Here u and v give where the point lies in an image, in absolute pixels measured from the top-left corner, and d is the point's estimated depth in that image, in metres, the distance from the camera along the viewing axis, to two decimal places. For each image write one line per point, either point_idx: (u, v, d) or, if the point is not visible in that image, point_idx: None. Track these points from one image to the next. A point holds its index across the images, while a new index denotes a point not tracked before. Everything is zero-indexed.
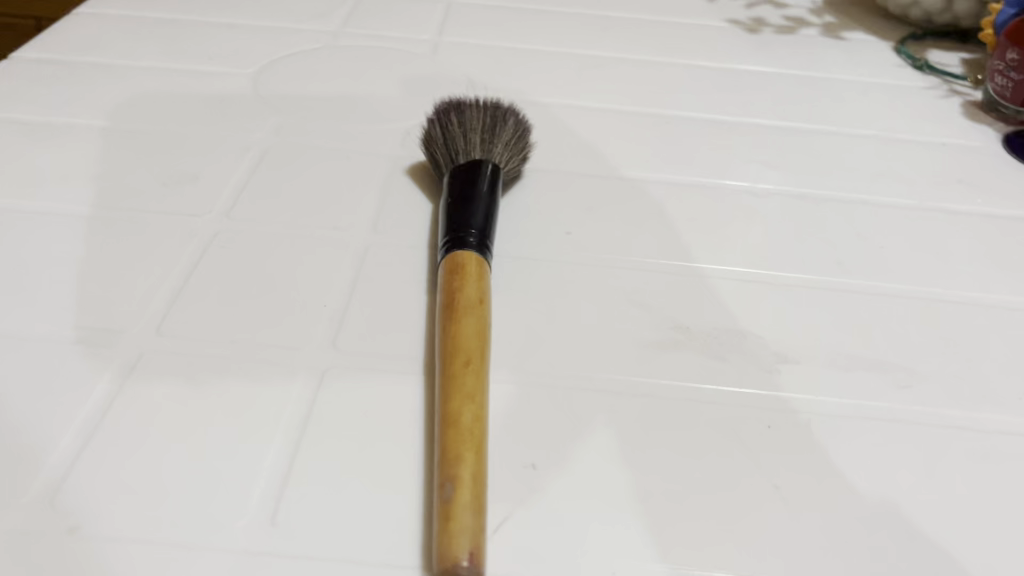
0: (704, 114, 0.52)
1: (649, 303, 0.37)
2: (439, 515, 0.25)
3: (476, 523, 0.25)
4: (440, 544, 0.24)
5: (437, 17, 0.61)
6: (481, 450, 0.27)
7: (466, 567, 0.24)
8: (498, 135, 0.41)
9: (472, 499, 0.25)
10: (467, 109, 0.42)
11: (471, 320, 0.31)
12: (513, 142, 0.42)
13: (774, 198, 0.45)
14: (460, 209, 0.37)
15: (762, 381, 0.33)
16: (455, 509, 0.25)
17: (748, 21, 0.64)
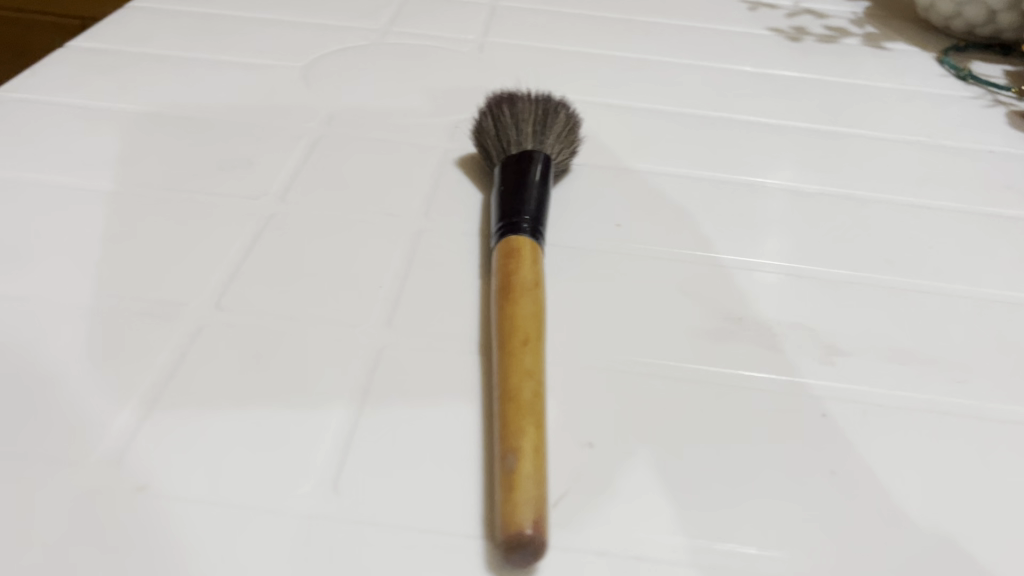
0: (748, 117, 0.53)
1: (700, 294, 0.37)
2: (503, 486, 0.25)
3: (539, 495, 0.25)
4: (505, 513, 0.25)
5: (483, 18, 0.62)
6: (541, 424, 0.27)
7: (531, 536, 0.24)
8: (549, 127, 0.42)
9: (535, 471, 0.25)
10: (519, 102, 0.42)
11: (529, 301, 0.32)
12: (564, 135, 0.42)
13: (820, 198, 0.45)
14: (513, 197, 0.38)
15: (816, 372, 0.33)
16: (519, 480, 0.25)
17: (789, 30, 0.64)
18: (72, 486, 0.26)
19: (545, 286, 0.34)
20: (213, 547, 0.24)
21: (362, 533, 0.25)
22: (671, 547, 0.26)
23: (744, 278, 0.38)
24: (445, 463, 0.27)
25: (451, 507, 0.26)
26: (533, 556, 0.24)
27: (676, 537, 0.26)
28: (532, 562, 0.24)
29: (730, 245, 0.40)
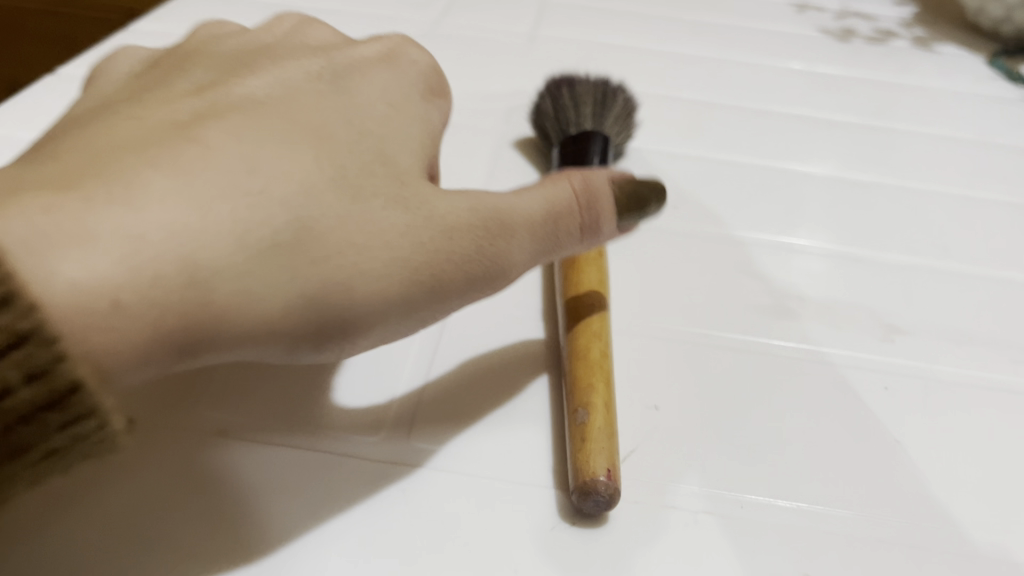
0: (799, 111, 0.53)
1: (759, 273, 0.37)
2: (577, 437, 0.26)
3: (611, 446, 0.26)
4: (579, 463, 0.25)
5: (534, 10, 0.62)
6: (611, 383, 0.28)
7: (603, 483, 0.25)
8: (608, 109, 0.42)
9: (606, 425, 0.26)
10: (578, 85, 0.43)
11: (592, 271, 0.32)
12: (622, 118, 0.42)
13: (874, 186, 0.45)
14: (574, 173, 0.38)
15: (878, 348, 0.33)
16: (591, 431, 0.26)
17: (837, 31, 0.65)
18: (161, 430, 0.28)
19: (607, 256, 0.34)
20: (290, 487, 0.27)
21: (431, 480, 0.27)
22: (739, 505, 0.27)
23: (801, 260, 0.38)
24: (503, 430, 0.29)
25: (517, 457, 0.28)
26: (606, 504, 0.25)
27: (743, 495, 0.27)
28: (606, 509, 0.25)
29: (789, 229, 0.41)
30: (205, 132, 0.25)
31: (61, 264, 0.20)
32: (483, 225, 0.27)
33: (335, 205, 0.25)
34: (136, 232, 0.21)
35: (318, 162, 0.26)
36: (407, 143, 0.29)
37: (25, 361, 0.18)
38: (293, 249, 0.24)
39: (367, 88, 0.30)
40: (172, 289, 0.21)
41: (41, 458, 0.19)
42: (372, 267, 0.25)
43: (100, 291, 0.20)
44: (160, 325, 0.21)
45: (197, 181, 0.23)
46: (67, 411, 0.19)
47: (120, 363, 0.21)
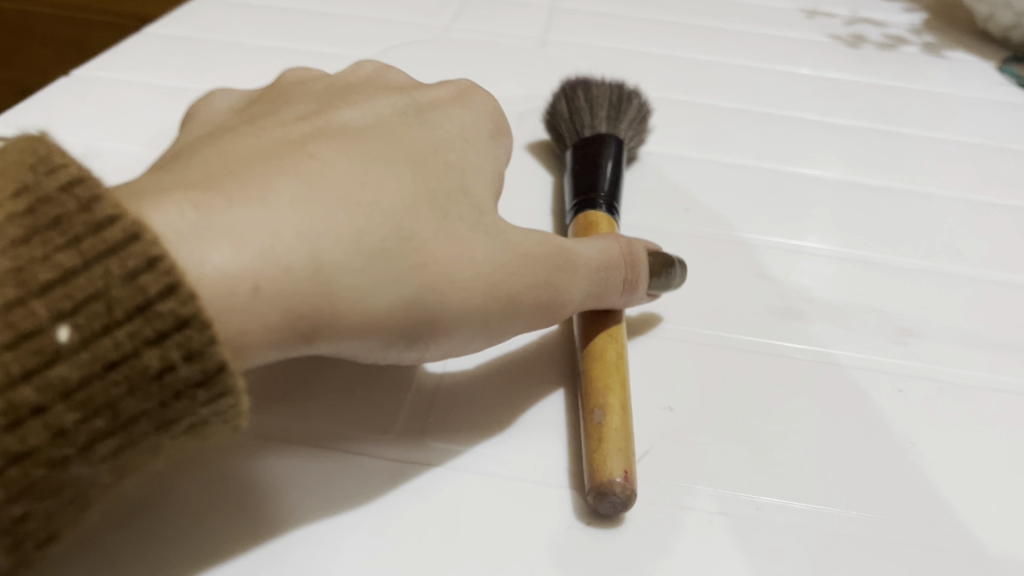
0: (809, 116, 0.53)
1: (772, 276, 0.37)
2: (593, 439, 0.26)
3: (627, 447, 0.26)
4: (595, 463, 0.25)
5: (544, 15, 0.62)
6: (626, 384, 0.28)
7: (620, 483, 0.25)
8: (623, 112, 0.42)
9: (623, 427, 0.26)
10: (592, 86, 0.43)
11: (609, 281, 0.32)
12: (637, 121, 0.43)
13: (885, 190, 0.45)
14: (589, 175, 0.38)
15: (892, 350, 0.33)
16: (608, 432, 0.26)
17: (847, 37, 0.65)
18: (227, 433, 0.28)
19: None
20: (307, 489, 0.27)
21: (447, 479, 0.27)
22: (755, 506, 0.27)
23: (812, 263, 0.38)
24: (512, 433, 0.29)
25: (532, 459, 0.28)
26: (623, 505, 0.25)
27: (758, 496, 0.27)
28: (621, 511, 0.25)
29: (801, 233, 0.41)
30: (319, 147, 0.26)
31: (210, 251, 0.21)
32: (557, 254, 0.28)
33: (433, 216, 0.26)
34: (273, 228, 0.22)
35: (416, 180, 0.27)
36: (485, 171, 0.30)
37: (185, 343, 0.19)
38: (394, 255, 0.25)
39: (449, 121, 0.31)
40: (300, 280, 0.22)
41: (185, 428, 0.20)
42: (471, 272, 0.26)
43: (243, 279, 0.21)
44: (285, 316, 0.22)
45: (319, 188, 0.24)
46: (214, 388, 0.20)
47: (247, 345, 0.22)
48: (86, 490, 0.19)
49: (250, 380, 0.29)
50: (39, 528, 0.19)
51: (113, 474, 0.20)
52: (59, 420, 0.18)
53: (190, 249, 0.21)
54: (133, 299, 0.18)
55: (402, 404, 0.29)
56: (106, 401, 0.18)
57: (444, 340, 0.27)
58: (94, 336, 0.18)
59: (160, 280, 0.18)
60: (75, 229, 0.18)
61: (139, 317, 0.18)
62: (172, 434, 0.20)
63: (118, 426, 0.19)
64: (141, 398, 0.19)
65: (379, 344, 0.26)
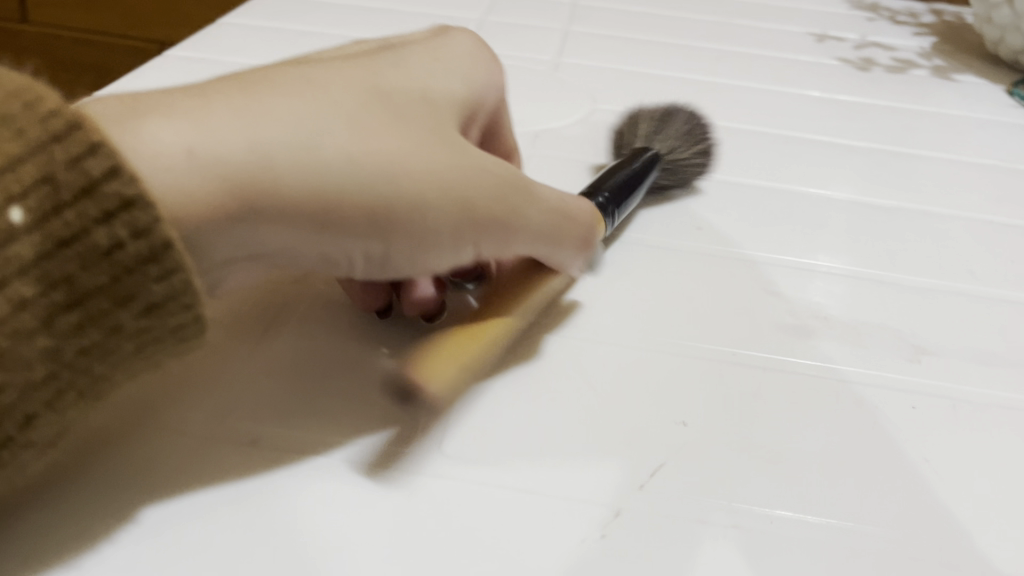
0: (820, 137, 0.53)
1: (784, 293, 0.37)
2: (450, 338, 0.29)
3: (450, 357, 0.28)
4: (436, 346, 0.29)
5: (557, 39, 0.63)
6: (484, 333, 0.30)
7: (421, 373, 0.27)
8: (667, 136, 0.47)
9: (455, 347, 0.29)
10: (642, 119, 0.48)
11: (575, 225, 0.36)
12: (682, 141, 0.47)
13: (897, 210, 0.45)
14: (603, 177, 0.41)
15: (905, 368, 0.33)
16: (436, 344, 0.28)
17: (858, 60, 0.65)
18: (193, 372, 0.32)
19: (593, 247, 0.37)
20: (322, 500, 0.27)
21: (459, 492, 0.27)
22: (768, 520, 0.27)
23: (823, 282, 0.39)
24: (485, 396, 0.31)
25: (545, 468, 0.28)
26: (423, 398, 0.27)
27: (772, 510, 0.27)
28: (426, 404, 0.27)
29: (811, 251, 0.41)
30: (283, 68, 0.30)
31: (154, 130, 0.25)
32: (496, 170, 0.31)
33: (380, 120, 0.29)
34: (209, 115, 0.26)
35: (369, 91, 0.30)
36: (449, 93, 0.33)
37: (132, 221, 0.23)
38: (333, 139, 0.27)
39: (427, 58, 0.34)
40: (240, 155, 0.26)
41: (143, 308, 0.24)
42: (417, 168, 0.29)
43: (177, 148, 0.25)
44: (230, 191, 0.26)
45: (270, 91, 0.28)
46: (163, 265, 0.23)
47: (195, 224, 0.26)
48: (59, 366, 0.23)
49: (224, 340, 0.34)
50: (23, 404, 0.23)
51: (82, 353, 0.24)
52: (19, 294, 0.22)
53: (134, 127, 0.25)
54: (78, 179, 0.22)
55: (411, 437, 0.30)
56: (63, 274, 0.22)
57: (402, 239, 0.29)
58: (46, 215, 0.22)
59: (103, 162, 0.22)
60: (22, 124, 0.22)
61: (84, 195, 0.22)
62: (132, 311, 0.24)
63: (75, 298, 0.23)
64: (93, 273, 0.23)
65: (340, 240, 0.29)
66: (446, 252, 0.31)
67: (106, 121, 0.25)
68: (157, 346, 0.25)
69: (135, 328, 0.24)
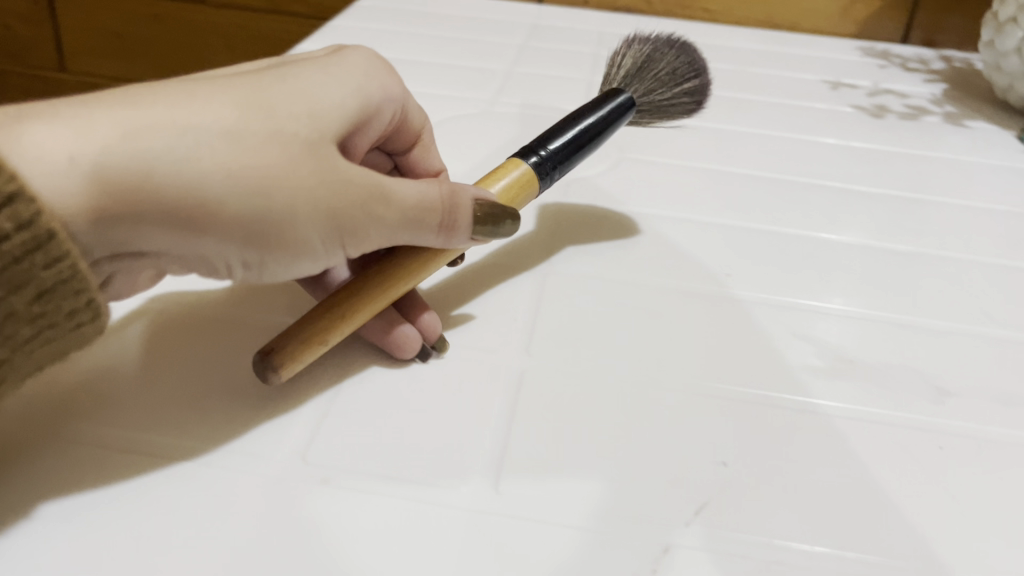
0: (838, 183, 0.55)
1: (812, 337, 0.39)
2: (323, 317, 0.35)
3: (302, 341, 0.34)
4: (303, 322, 0.35)
5: (583, 90, 0.66)
6: (358, 313, 0.36)
7: (261, 358, 0.33)
8: (646, 72, 0.48)
9: (319, 329, 0.35)
10: (635, 46, 0.50)
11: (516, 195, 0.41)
12: (659, 78, 0.48)
13: (916, 256, 0.47)
14: (552, 131, 0.44)
15: (929, 409, 0.35)
16: (301, 324, 0.35)
17: (871, 107, 0.68)
18: (113, 364, 0.35)
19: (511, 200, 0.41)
20: (385, 534, 0.29)
21: (514, 526, 0.29)
22: (809, 556, 0.28)
23: (822, 323, 0.41)
24: (534, 427, 0.33)
25: (594, 503, 0.30)
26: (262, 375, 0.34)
27: (812, 546, 0.29)
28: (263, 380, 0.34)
29: (834, 295, 0.43)
30: (173, 79, 0.33)
31: (34, 142, 0.28)
32: (371, 181, 0.34)
33: (264, 125, 0.31)
34: (90, 125, 0.29)
35: (255, 96, 0.32)
36: (343, 93, 0.35)
37: (15, 215, 0.26)
38: (210, 146, 0.30)
39: (330, 61, 0.36)
40: (118, 161, 0.28)
41: (33, 294, 0.28)
42: (290, 179, 0.31)
43: (59, 156, 0.28)
44: (111, 195, 0.28)
45: (157, 100, 0.30)
46: (49, 253, 0.27)
47: (79, 227, 0.29)
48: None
49: (149, 338, 0.37)
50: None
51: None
52: None
53: (20, 135, 0.28)
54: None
55: (468, 470, 0.31)
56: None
57: (278, 247, 0.32)
58: None
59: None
60: None
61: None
62: (24, 297, 0.28)
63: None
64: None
65: (216, 243, 0.31)
66: (320, 252, 0.34)
67: None
68: (52, 328, 0.29)
69: (28, 312, 0.28)
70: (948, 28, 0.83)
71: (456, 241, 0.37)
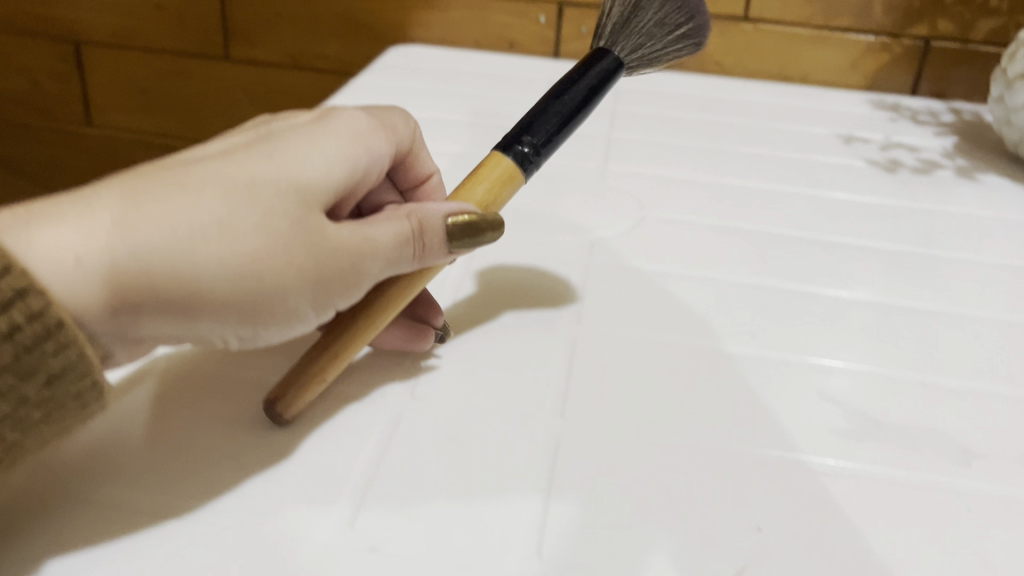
0: (855, 239, 0.57)
1: (836, 398, 0.40)
2: (317, 357, 0.38)
3: (297, 382, 0.37)
4: (301, 365, 0.38)
5: (602, 149, 0.68)
6: (352, 343, 0.38)
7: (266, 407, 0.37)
8: (632, 27, 0.47)
9: (312, 367, 0.38)
10: None
11: (503, 192, 0.41)
12: (645, 32, 0.47)
13: (934, 313, 0.48)
14: (539, 112, 0.43)
15: (955, 471, 0.36)
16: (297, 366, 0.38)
17: (884, 161, 0.69)
18: (136, 412, 0.38)
19: (499, 199, 0.41)
20: None
21: None
22: None
23: (839, 381, 0.42)
24: (574, 492, 0.34)
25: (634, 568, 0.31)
26: (273, 421, 0.37)
27: None
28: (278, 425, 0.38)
29: (856, 354, 0.44)
30: (171, 165, 0.36)
31: (42, 244, 0.32)
32: (353, 246, 0.35)
33: (250, 207, 0.34)
34: (89, 227, 0.32)
35: (242, 180, 0.34)
36: (329, 162, 0.37)
37: (26, 308, 0.30)
38: (199, 236, 0.32)
39: (315, 133, 0.38)
40: (113, 260, 0.32)
41: (44, 380, 0.31)
42: (275, 257, 0.34)
43: (64, 256, 0.32)
44: (110, 290, 0.32)
45: (152, 195, 0.33)
46: (58, 340, 0.31)
47: (89, 315, 0.32)
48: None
49: (174, 380, 0.40)
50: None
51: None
52: None
53: (31, 240, 0.32)
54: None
55: (510, 535, 0.32)
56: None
57: (269, 319, 0.35)
58: None
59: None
60: None
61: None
62: (36, 383, 0.31)
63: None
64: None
65: (213, 324, 0.34)
66: (312, 314, 0.36)
67: (8, 235, 0.32)
68: (62, 411, 0.32)
69: (39, 397, 0.31)
70: (956, 80, 0.85)
71: (436, 258, 0.38)
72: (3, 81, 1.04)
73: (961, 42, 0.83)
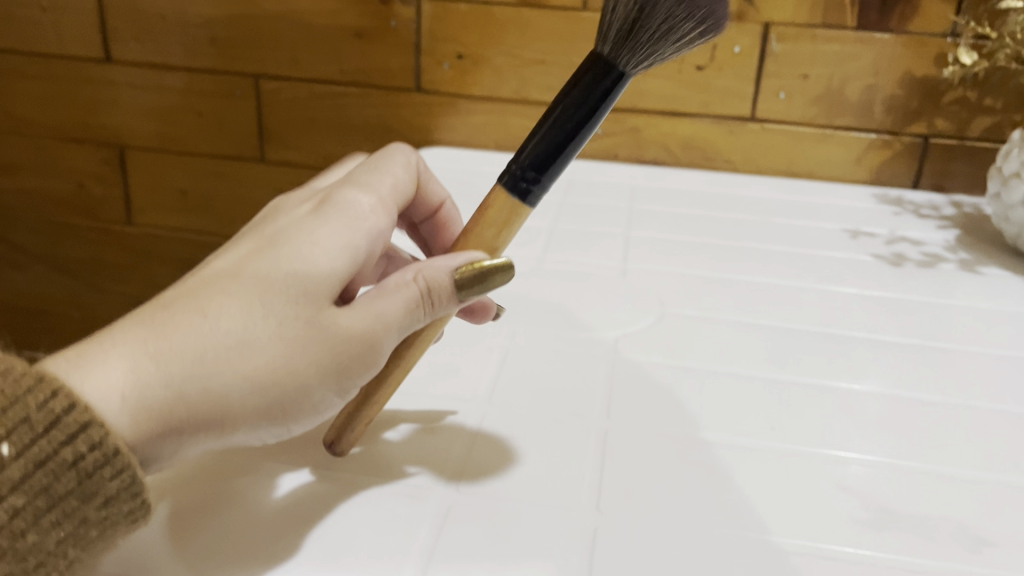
0: (865, 332, 0.60)
1: (853, 489, 0.43)
2: (359, 408, 0.43)
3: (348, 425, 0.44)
4: (347, 414, 0.44)
5: (622, 247, 0.72)
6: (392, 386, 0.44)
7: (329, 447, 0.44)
8: (638, 38, 0.41)
9: (354, 415, 0.43)
10: None
11: (510, 233, 0.44)
12: (652, 40, 0.41)
13: (941, 404, 0.51)
14: (535, 145, 0.42)
15: (966, 559, 0.38)
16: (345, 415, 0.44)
17: (889, 255, 0.73)
18: (185, 511, 0.40)
19: (505, 237, 0.44)
20: None
21: None
22: None
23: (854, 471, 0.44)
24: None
25: None
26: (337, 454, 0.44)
27: None
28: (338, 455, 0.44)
29: (871, 446, 0.47)
30: (195, 288, 0.39)
31: (86, 386, 0.35)
32: (365, 330, 0.39)
33: (270, 326, 0.37)
34: (129, 367, 0.35)
35: (260, 298, 0.37)
36: (333, 256, 0.39)
37: (89, 439, 0.33)
38: (230, 363, 0.36)
39: (315, 227, 0.40)
40: (154, 398, 0.35)
41: (102, 502, 0.34)
42: (300, 365, 0.37)
43: (109, 399, 0.35)
44: (157, 422, 0.35)
45: (182, 329, 0.36)
46: (115, 466, 0.34)
47: (137, 442, 0.35)
48: (43, 556, 0.33)
49: (223, 475, 0.43)
50: None
51: (60, 542, 0.33)
52: (12, 503, 0.32)
53: (78, 383, 0.35)
54: (47, 417, 0.33)
55: None
56: (41, 486, 0.33)
57: (299, 415, 0.39)
58: (25, 447, 0.32)
59: (62, 401, 0.33)
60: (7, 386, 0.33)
61: (51, 427, 0.33)
62: (94, 505, 0.34)
63: (53, 502, 0.33)
64: (64, 481, 0.33)
65: (247, 431, 0.38)
66: (337, 398, 0.40)
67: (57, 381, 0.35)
68: (115, 526, 0.34)
69: (97, 517, 0.34)
70: (957, 174, 0.89)
71: (449, 308, 0.40)
72: (49, 185, 1.10)
73: (959, 138, 0.88)
